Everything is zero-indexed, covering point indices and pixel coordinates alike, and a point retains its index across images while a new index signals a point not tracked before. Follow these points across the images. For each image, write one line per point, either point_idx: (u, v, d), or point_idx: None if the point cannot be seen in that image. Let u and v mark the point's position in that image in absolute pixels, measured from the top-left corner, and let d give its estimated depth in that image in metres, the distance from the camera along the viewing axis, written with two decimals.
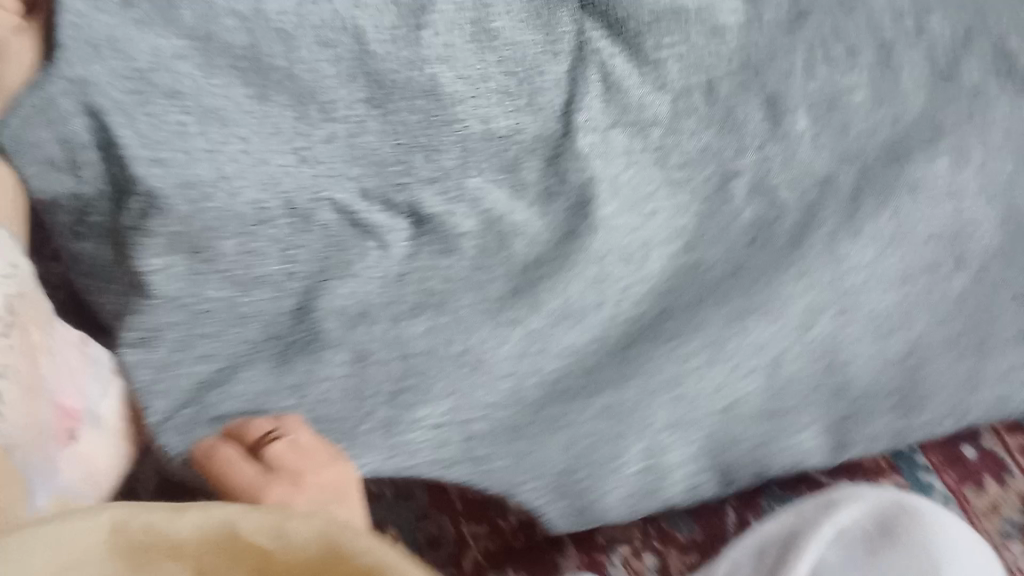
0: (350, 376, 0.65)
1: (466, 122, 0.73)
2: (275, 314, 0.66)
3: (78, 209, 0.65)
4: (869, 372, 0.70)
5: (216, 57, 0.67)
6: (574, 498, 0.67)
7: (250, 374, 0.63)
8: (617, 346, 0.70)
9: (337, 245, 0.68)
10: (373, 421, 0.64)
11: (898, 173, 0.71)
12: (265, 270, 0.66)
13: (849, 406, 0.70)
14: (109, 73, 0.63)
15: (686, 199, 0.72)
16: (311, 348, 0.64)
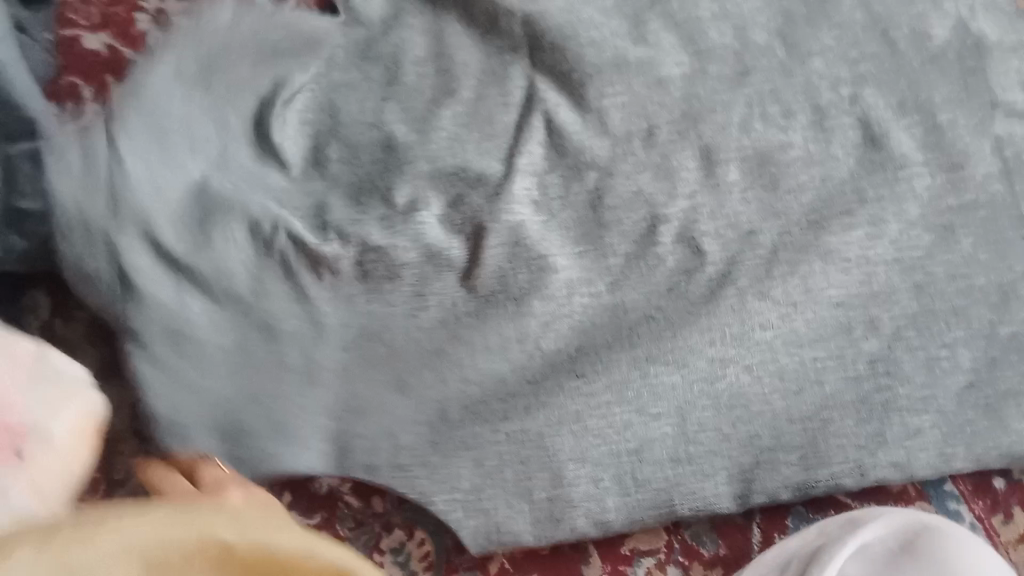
0: (301, 389, 0.75)
1: (416, 164, 0.80)
2: (245, 332, 0.75)
3: None
4: (773, 424, 0.71)
5: None
6: (481, 517, 0.72)
7: (210, 382, 0.74)
8: (532, 378, 0.74)
9: (294, 281, 0.77)
10: (317, 429, 0.75)
11: (816, 238, 0.72)
12: (246, 292, 0.75)
13: (755, 457, 0.71)
14: None
15: (614, 241, 0.75)
16: (267, 363, 0.75)
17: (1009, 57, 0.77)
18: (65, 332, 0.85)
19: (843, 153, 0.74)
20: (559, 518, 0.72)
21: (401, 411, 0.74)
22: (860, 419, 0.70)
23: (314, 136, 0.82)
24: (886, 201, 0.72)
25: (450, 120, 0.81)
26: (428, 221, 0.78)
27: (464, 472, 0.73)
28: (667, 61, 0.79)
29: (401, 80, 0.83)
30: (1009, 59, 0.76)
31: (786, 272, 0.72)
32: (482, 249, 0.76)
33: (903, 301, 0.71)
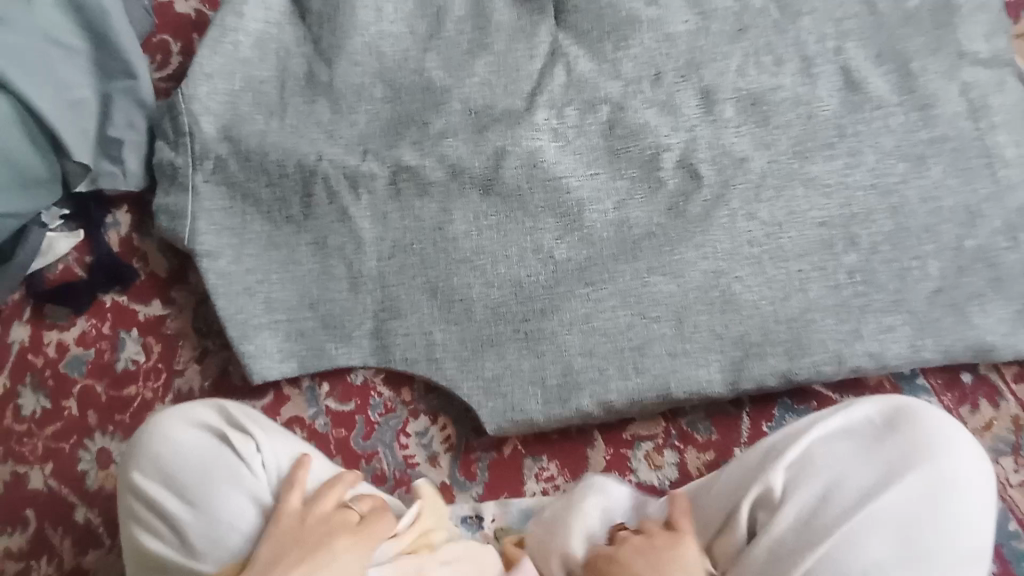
0: (349, 292, 0.88)
1: (450, 103, 0.91)
2: (306, 247, 0.90)
3: (170, 172, 0.92)
4: (762, 325, 0.78)
5: (270, 71, 0.94)
6: (499, 399, 0.82)
7: (284, 285, 0.89)
8: (545, 283, 0.84)
9: (346, 202, 0.90)
10: (363, 328, 0.87)
11: (800, 167, 0.82)
12: (310, 214, 0.90)
13: (745, 352, 0.78)
14: (212, 90, 0.91)
15: (622, 166, 0.86)
16: (323, 275, 0.89)
17: (985, 10, 0.85)
18: (143, 247, 0.96)
19: (828, 95, 0.84)
20: (566, 399, 0.80)
21: (432, 313, 0.86)
22: (841, 321, 0.77)
23: (367, 78, 0.94)
24: (863, 136, 0.82)
25: (482, 68, 0.92)
26: (454, 144, 0.89)
27: (486, 365, 0.83)
28: (675, 18, 0.88)
29: (442, 34, 0.94)
30: (984, 12, 0.85)
31: (773, 196, 0.82)
32: (505, 172, 0.87)
33: (879, 221, 0.79)
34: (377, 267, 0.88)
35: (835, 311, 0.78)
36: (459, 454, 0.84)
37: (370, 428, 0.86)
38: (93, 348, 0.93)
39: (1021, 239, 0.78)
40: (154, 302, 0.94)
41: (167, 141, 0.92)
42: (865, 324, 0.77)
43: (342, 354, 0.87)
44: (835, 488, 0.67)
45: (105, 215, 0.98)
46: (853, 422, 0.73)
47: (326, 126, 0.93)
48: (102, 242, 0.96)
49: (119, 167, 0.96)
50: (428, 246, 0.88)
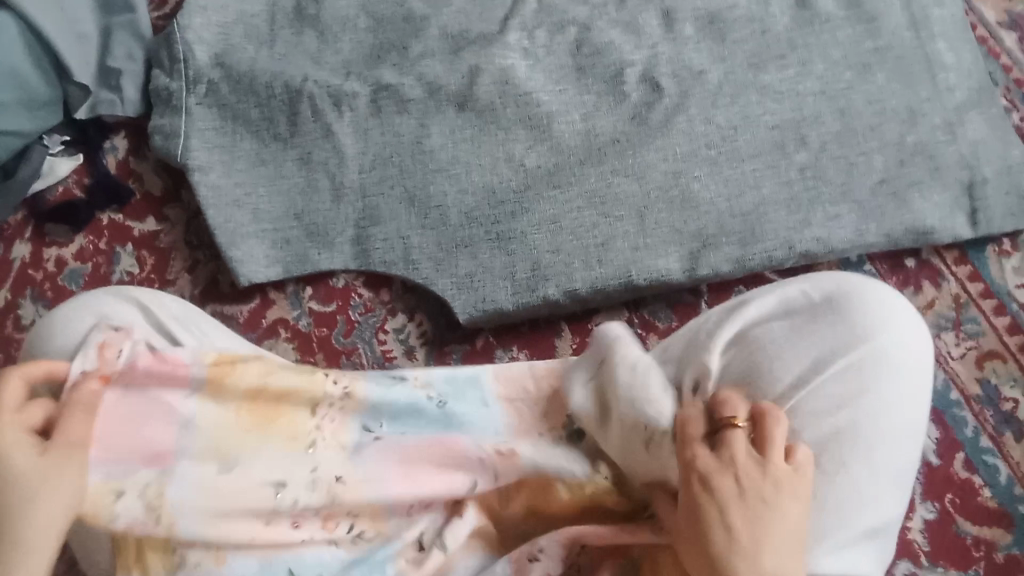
0: (332, 203, 0.93)
1: (428, 30, 0.97)
2: (292, 162, 0.95)
3: (167, 97, 0.98)
4: (718, 219, 0.83)
5: (261, 5, 1.01)
6: (470, 293, 0.86)
7: (272, 196, 0.94)
8: (516, 188, 0.89)
9: (328, 120, 0.95)
10: (344, 235, 0.92)
11: (753, 77, 0.88)
12: (297, 132, 0.96)
13: (701, 244, 0.83)
14: (206, 21, 0.98)
15: (588, 81, 0.92)
16: (308, 188, 0.94)
17: None
18: (139, 169, 1.02)
19: (780, 12, 0.89)
20: (534, 289, 0.85)
21: (409, 219, 0.91)
22: (791, 212, 0.82)
23: (352, 11, 1.00)
24: (813, 47, 0.87)
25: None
26: (431, 64, 0.95)
27: (461, 263, 0.87)
28: None
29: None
30: None
31: (728, 103, 0.87)
32: (479, 88, 0.93)
33: (827, 122, 0.85)
34: (359, 179, 0.93)
35: (785, 204, 0.83)
36: (434, 349, 0.88)
37: (351, 326, 0.91)
38: (90, 263, 0.98)
39: (958, 134, 0.83)
40: (148, 220, 0.99)
41: (163, 68, 0.99)
42: (814, 214, 0.82)
43: (324, 259, 0.91)
44: (764, 372, 0.66)
45: (104, 140, 1.03)
46: (790, 297, 0.70)
47: (313, 55, 0.99)
48: (100, 164, 1.02)
49: (118, 95, 1.01)
50: (407, 159, 0.93)
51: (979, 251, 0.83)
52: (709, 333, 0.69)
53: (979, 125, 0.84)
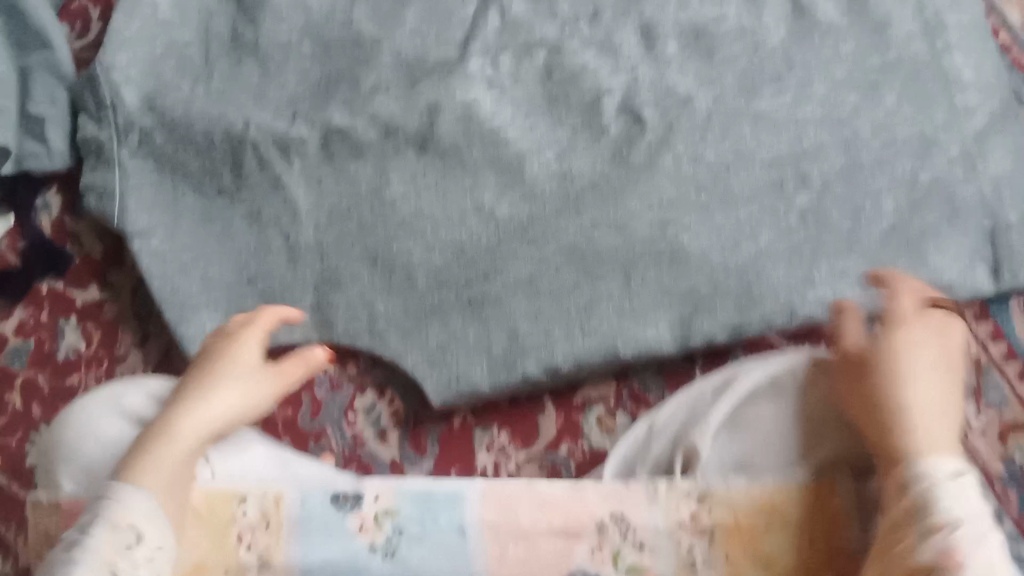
0: (288, 267, 0.84)
1: (380, 55, 0.86)
2: (239, 219, 0.86)
3: (96, 149, 0.87)
4: (709, 276, 0.74)
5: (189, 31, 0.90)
6: (444, 369, 0.79)
7: (220, 258, 0.85)
8: (487, 244, 0.80)
9: (271, 172, 0.85)
10: (303, 303, 0.84)
11: (747, 103, 0.77)
12: (245, 185, 0.86)
13: (693, 306, 0.74)
14: (131, 59, 0.87)
15: (562, 112, 0.81)
16: (260, 248, 0.85)
17: None
18: (76, 228, 0.94)
19: (774, 24, 0.79)
20: (511, 365, 0.77)
21: (372, 282, 0.82)
22: (790, 266, 0.73)
23: (294, 36, 0.89)
24: (811, 66, 0.77)
25: (413, 18, 0.87)
26: (385, 101, 0.85)
27: (432, 333, 0.80)
28: None
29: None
30: None
31: (720, 136, 0.77)
32: (439, 128, 0.83)
33: (830, 157, 0.74)
34: (315, 237, 0.84)
35: (787, 255, 0.73)
36: (408, 430, 0.81)
37: (319, 406, 0.83)
38: (32, 338, 0.90)
39: (980, 169, 0.73)
40: (91, 287, 0.91)
41: (89, 114, 0.88)
42: (817, 264, 0.73)
43: (284, 331, 0.83)
44: (757, 459, 0.68)
45: (36, 198, 0.95)
46: (777, 376, 0.69)
47: (254, 90, 0.88)
48: (33, 225, 0.93)
49: (44, 146, 0.90)
50: (365, 211, 0.83)
51: (1001, 306, 0.79)
52: (700, 415, 0.70)
53: (1008, 160, 0.74)
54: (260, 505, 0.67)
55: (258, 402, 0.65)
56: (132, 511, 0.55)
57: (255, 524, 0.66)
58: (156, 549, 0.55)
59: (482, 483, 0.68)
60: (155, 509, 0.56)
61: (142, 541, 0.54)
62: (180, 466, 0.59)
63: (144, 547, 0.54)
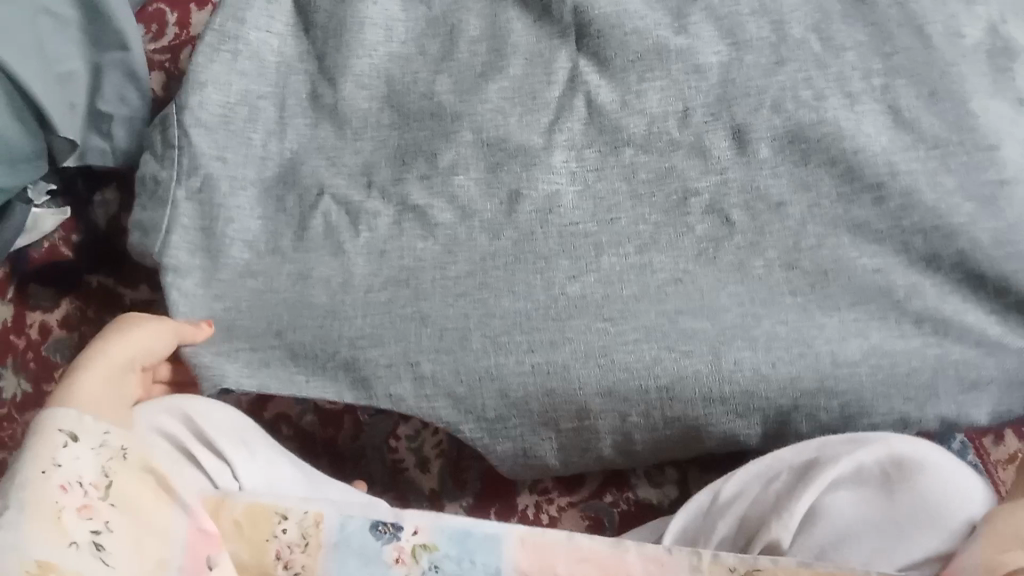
0: (330, 312, 0.83)
1: (461, 132, 0.86)
2: (291, 280, 0.85)
3: (154, 181, 0.86)
4: (817, 366, 0.76)
5: (269, 77, 0.89)
6: (508, 442, 0.82)
7: (259, 313, 0.85)
8: (559, 317, 0.79)
9: (332, 233, 0.85)
10: (337, 359, 0.82)
11: (846, 211, 0.78)
12: (316, 259, 0.85)
13: (794, 400, 0.76)
14: (209, 101, 0.86)
15: (646, 211, 0.82)
16: (307, 307, 0.83)
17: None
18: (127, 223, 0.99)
19: (875, 131, 0.78)
20: (587, 447, 0.82)
21: (419, 341, 0.81)
22: (913, 364, 0.76)
23: (373, 103, 0.89)
24: (917, 172, 0.77)
25: (495, 94, 0.86)
26: (465, 183, 0.84)
27: (489, 401, 0.80)
28: (706, 47, 0.82)
29: (455, 56, 0.88)
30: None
31: (812, 249, 0.78)
32: (518, 216, 0.83)
33: (942, 269, 0.77)
34: (365, 298, 0.83)
35: (904, 352, 0.76)
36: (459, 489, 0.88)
37: None
38: (76, 331, 0.96)
39: None
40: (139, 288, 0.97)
41: (154, 154, 0.86)
42: (922, 367, 0.76)
43: (314, 387, 0.83)
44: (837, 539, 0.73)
45: (93, 193, 1.00)
46: (861, 464, 0.72)
47: (329, 151, 0.88)
48: (89, 216, 0.99)
49: (108, 142, 0.93)
50: (427, 281, 0.82)
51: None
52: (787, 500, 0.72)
53: None
54: (301, 526, 0.73)
55: (156, 336, 0.78)
56: (58, 420, 0.66)
57: (294, 543, 0.73)
58: (96, 434, 0.68)
59: (523, 528, 0.72)
60: (77, 422, 0.67)
61: (77, 438, 0.66)
62: (109, 372, 0.73)
63: (80, 441, 0.66)
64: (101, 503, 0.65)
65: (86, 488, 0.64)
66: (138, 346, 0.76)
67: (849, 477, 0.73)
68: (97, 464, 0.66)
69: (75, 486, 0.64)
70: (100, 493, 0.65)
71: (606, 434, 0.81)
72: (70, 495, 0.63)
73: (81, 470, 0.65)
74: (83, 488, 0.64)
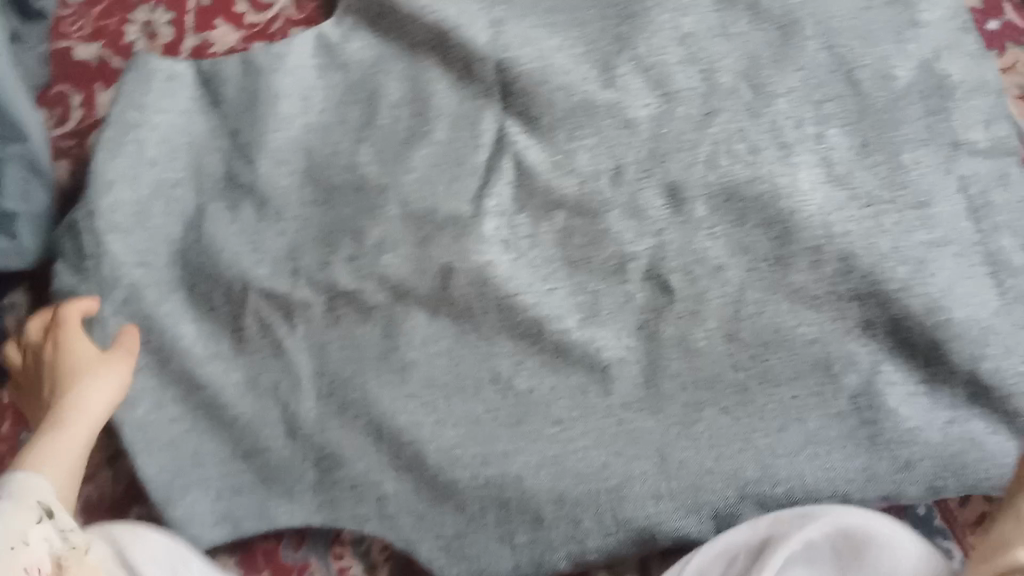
0: (290, 447, 0.79)
1: (387, 204, 0.82)
2: (225, 383, 0.80)
3: (71, 294, 0.80)
4: (759, 458, 0.72)
5: (179, 161, 0.84)
6: (464, 564, 0.75)
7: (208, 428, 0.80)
8: (509, 421, 0.76)
9: (266, 328, 0.81)
10: (304, 481, 0.79)
11: (784, 276, 0.74)
12: (255, 354, 0.81)
13: (739, 491, 0.71)
14: (120, 201, 0.82)
15: (584, 277, 0.78)
16: (255, 423, 0.80)
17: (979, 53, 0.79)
18: None
19: (811, 188, 0.75)
20: (540, 565, 0.74)
21: (379, 459, 0.78)
22: (850, 453, 0.71)
23: (295, 180, 0.85)
24: (854, 236, 0.73)
25: (421, 162, 0.83)
26: (394, 263, 0.80)
27: (447, 520, 0.76)
28: (635, 101, 0.80)
29: (376, 123, 0.85)
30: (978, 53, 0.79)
31: (754, 313, 0.74)
32: (453, 291, 0.79)
33: (879, 336, 0.73)
34: (316, 409, 0.79)
35: (841, 440, 0.72)
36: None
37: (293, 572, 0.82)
38: None
39: None
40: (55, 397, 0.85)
41: (67, 261, 0.81)
42: (860, 454, 0.71)
43: (284, 514, 0.79)
44: None
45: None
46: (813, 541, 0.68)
47: (251, 236, 0.83)
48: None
49: (13, 242, 0.82)
50: (371, 379, 0.79)
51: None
52: None
53: None
54: None
55: (122, 388, 0.74)
56: (32, 492, 0.63)
57: None
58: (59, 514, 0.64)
59: None
60: (55, 495, 0.64)
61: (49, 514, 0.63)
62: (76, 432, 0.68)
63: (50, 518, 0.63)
64: None
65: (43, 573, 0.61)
66: (110, 399, 0.72)
67: (801, 552, 0.69)
68: (59, 549, 0.63)
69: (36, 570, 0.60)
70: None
71: (563, 552, 0.73)
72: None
73: (44, 554, 0.62)
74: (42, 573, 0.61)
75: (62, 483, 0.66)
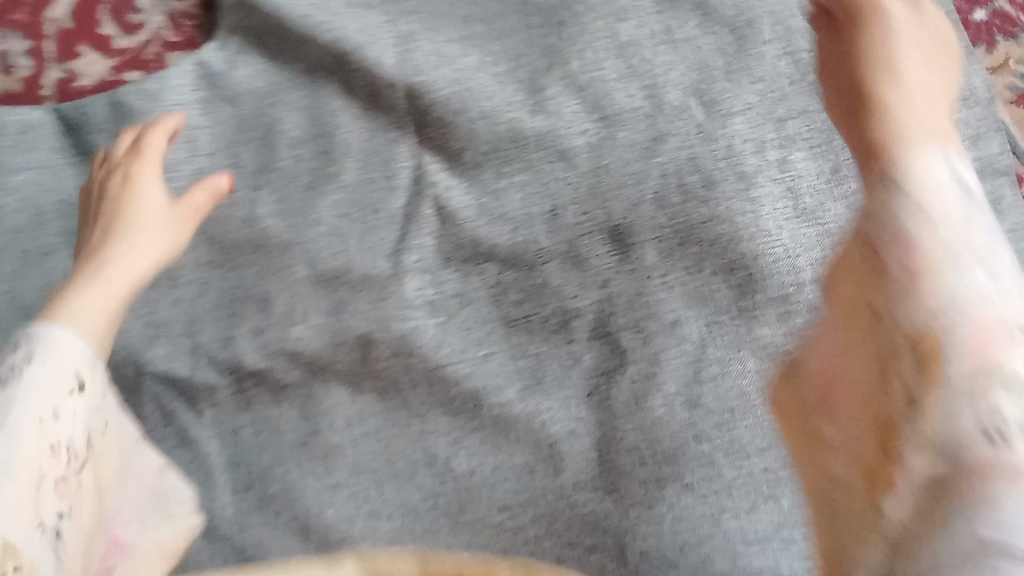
0: (204, 548, 0.69)
1: (293, 264, 0.71)
2: None
3: None
4: (726, 548, 0.64)
5: (50, 227, 0.72)
6: None
7: None
8: (449, 511, 0.67)
9: (166, 416, 0.70)
10: None
11: (749, 330, 0.66)
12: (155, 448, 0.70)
13: None
14: None
15: (523, 339, 0.68)
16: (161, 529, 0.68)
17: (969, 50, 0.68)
18: None
19: (774, 227, 0.66)
20: None
21: (306, 561, 0.68)
22: None
23: (185, 239, 0.72)
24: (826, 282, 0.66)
25: (330, 211, 0.71)
26: (305, 335, 0.69)
27: None
28: (569, 129, 0.69)
29: (273, 165, 0.72)
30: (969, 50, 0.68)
31: (717, 375, 0.66)
32: (376, 363, 0.69)
33: None
34: (233, 503, 0.69)
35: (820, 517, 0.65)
36: None
37: None
38: None
39: None
40: None
41: None
42: None
43: None
44: None
45: None
46: None
47: (137, 308, 0.70)
48: None
49: None
50: (291, 469, 0.68)
51: None
52: None
53: None
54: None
55: (173, 244, 0.69)
56: (56, 344, 0.56)
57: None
58: (78, 352, 0.57)
59: None
60: (91, 356, 0.58)
61: (76, 363, 0.56)
62: (109, 281, 0.64)
63: (83, 388, 0.56)
64: (71, 483, 0.54)
65: (70, 455, 0.54)
66: (164, 253, 0.68)
67: None
68: (94, 407, 0.58)
69: (62, 450, 0.53)
70: (77, 467, 0.55)
71: None
72: (57, 460, 0.52)
73: (75, 431, 0.55)
74: (68, 456, 0.54)
75: (100, 335, 0.60)
